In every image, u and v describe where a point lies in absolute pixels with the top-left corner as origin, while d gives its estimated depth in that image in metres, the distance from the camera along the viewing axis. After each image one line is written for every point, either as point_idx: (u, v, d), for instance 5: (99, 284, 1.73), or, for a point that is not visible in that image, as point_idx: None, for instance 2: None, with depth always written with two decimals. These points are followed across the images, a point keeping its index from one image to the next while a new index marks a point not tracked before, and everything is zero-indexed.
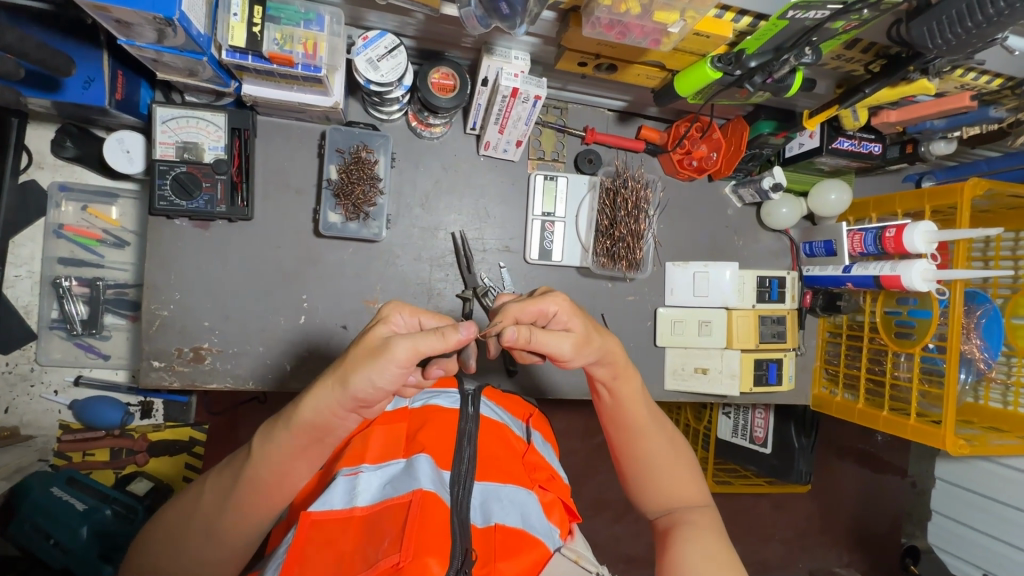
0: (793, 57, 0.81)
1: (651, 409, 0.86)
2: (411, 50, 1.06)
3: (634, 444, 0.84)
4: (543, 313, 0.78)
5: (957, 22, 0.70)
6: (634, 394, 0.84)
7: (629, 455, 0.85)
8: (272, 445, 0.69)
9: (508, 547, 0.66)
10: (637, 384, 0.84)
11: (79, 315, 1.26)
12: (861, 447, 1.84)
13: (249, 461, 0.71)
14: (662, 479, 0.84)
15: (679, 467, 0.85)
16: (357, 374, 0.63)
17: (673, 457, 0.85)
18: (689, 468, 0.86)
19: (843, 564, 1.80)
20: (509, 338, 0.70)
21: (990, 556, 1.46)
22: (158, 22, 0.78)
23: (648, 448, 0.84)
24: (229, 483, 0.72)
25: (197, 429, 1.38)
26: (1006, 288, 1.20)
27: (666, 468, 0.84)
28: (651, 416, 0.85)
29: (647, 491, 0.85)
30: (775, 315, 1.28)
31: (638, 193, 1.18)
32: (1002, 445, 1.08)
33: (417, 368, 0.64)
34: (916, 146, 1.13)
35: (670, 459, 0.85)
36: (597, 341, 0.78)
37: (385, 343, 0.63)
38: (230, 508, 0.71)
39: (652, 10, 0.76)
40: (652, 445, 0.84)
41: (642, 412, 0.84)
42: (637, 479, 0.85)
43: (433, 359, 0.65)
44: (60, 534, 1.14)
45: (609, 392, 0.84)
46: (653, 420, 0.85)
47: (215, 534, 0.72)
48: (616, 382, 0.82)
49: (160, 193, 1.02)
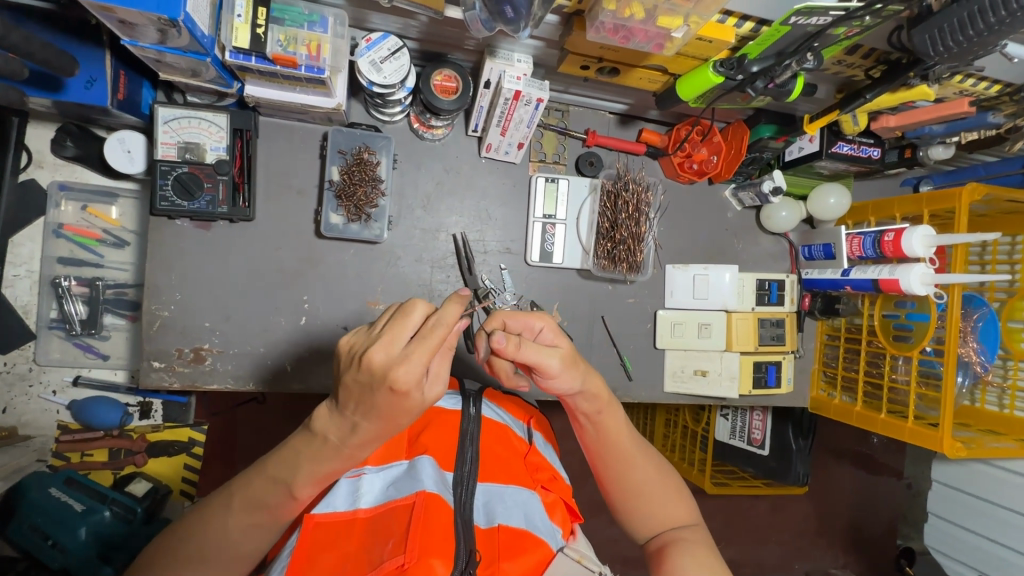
0: (795, 62, 0.81)
1: (636, 438, 0.86)
2: (413, 52, 1.06)
3: (621, 476, 0.84)
4: (530, 327, 0.79)
5: (959, 29, 0.71)
6: (617, 426, 0.84)
7: (617, 487, 0.85)
8: (314, 475, 0.69)
9: (511, 548, 0.66)
10: (617, 416, 0.84)
11: (78, 315, 1.26)
12: (857, 449, 1.85)
13: (279, 486, 0.70)
14: (652, 508, 0.84)
15: (668, 493, 0.85)
16: (382, 410, 0.63)
17: (662, 485, 0.85)
18: (679, 493, 0.86)
19: (839, 565, 1.81)
20: (499, 345, 0.72)
21: (986, 558, 1.47)
22: (162, 23, 0.77)
23: (635, 478, 0.84)
24: (251, 506, 0.71)
25: (197, 430, 1.37)
26: (1002, 292, 1.21)
27: (655, 497, 0.84)
28: (635, 446, 0.85)
29: (638, 521, 0.85)
30: (774, 318, 1.29)
31: (639, 196, 1.18)
32: (998, 447, 1.08)
33: (435, 386, 0.64)
34: (915, 150, 1.16)
35: (658, 487, 0.85)
36: (580, 367, 0.79)
37: (402, 384, 0.60)
38: (257, 527, 0.72)
39: (656, 15, 0.76)
40: (639, 475, 0.84)
41: (626, 442, 0.84)
42: (627, 510, 0.85)
43: (442, 366, 0.64)
44: (60, 535, 1.13)
45: (592, 425, 0.84)
46: (638, 449, 0.85)
47: (235, 551, 0.72)
48: (599, 413, 0.82)
49: (161, 193, 1.01)
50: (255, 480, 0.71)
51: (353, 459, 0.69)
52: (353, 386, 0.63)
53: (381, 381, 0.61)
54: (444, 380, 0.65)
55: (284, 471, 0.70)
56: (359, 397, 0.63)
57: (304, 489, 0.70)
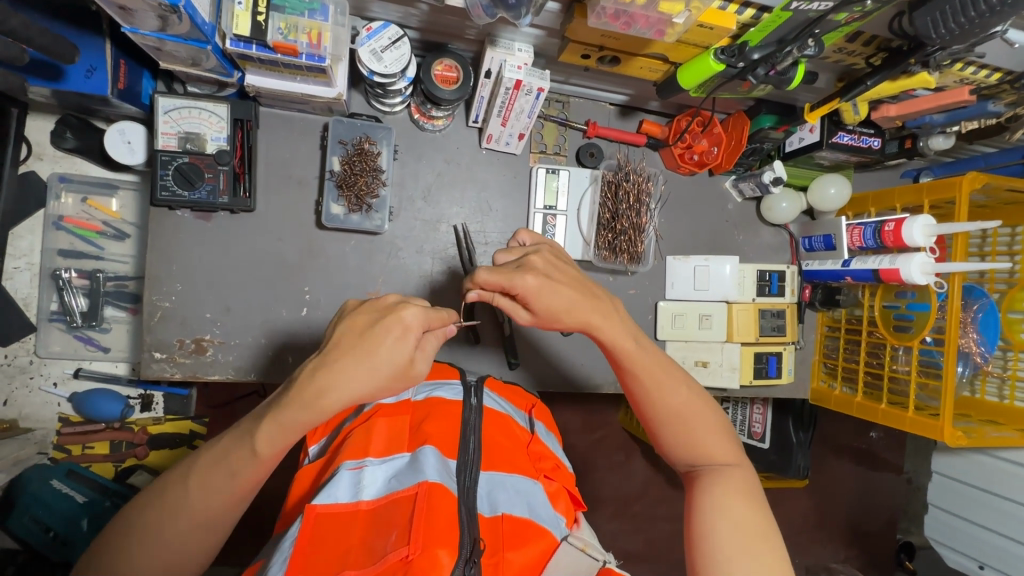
0: (795, 49, 0.82)
1: (663, 363, 0.86)
2: (414, 42, 1.06)
3: (650, 402, 0.85)
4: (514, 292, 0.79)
5: (959, 12, 0.71)
6: (638, 350, 0.84)
7: (648, 414, 0.85)
8: (272, 429, 0.70)
9: (516, 537, 0.66)
10: (635, 337, 0.85)
11: (79, 307, 1.26)
12: (858, 443, 1.85)
13: (243, 440, 0.71)
14: (686, 434, 0.84)
15: (701, 421, 0.84)
16: (375, 345, 0.68)
17: (695, 412, 0.84)
18: (715, 419, 0.85)
19: (840, 559, 1.82)
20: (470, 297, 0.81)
21: (986, 549, 1.48)
22: (163, 9, 0.77)
23: (664, 405, 0.84)
24: (216, 461, 0.72)
25: (198, 422, 1.36)
26: (1003, 282, 1.21)
27: (687, 424, 0.84)
28: (662, 370, 0.85)
29: (674, 449, 0.85)
30: (775, 309, 1.29)
31: (640, 186, 1.19)
32: (998, 436, 1.09)
33: (422, 359, 0.72)
34: (915, 141, 1.14)
35: (691, 413, 0.84)
36: (582, 311, 0.81)
37: (406, 320, 0.69)
38: (220, 489, 0.71)
39: (657, 1, 0.76)
40: (668, 401, 0.84)
41: (651, 367, 0.84)
42: (662, 437, 0.86)
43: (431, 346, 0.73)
44: (59, 526, 1.14)
45: (612, 351, 0.85)
46: (666, 373, 0.85)
47: (201, 513, 0.72)
48: (614, 339, 0.83)
49: (162, 183, 1.01)
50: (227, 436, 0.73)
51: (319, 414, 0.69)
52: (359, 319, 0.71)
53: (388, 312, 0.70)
54: (428, 360, 0.73)
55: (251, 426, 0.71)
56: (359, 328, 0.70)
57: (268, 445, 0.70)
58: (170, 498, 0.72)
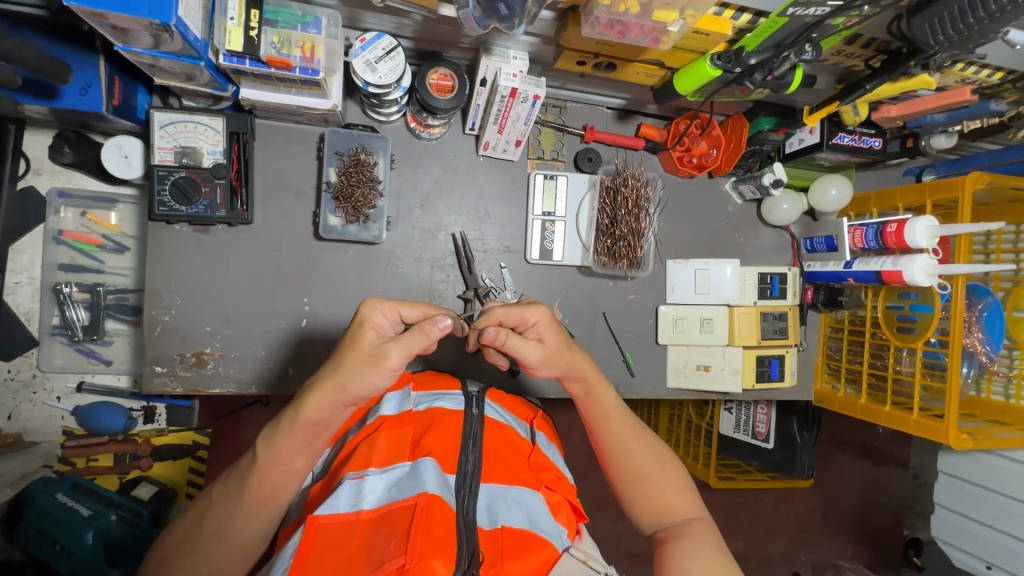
0: (793, 53, 0.80)
1: (632, 422, 0.87)
2: (409, 51, 1.06)
3: (620, 458, 0.85)
4: (524, 320, 0.80)
5: (957, 19, 0.70)
6: (610, 405, 0.86)
7: (617, 471, 0.85)
8: (272, 440, 0.71)
9: (516, 548, 0.66)
10: (609, 392, 0.87)
11: (80, 321, 1.26)
12: (864, 440, 1.84)
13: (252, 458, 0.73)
14: (653, 493, 0.83)
15: (669, 479, 0.84)
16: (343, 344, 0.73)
17: (662, 472, 0.85)
18: (681, 479, 0.86)
19: (847, 556, 1.81)
20: (487, 337, 0.75)
21: (993, 548, 1.47)
22: (155, 28, 0.77)
23: (634, 461, 0.84)
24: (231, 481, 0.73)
25: (202, 433, 1.38)
26: (1007, 282, 1.19)
27: (655, 482, 0.84)
28: (631, 427, 0.86)
29: (642, 509, 0.84)
30: (777, 312, 1.28)
31: (638, 191, 1.18)
32: (1004, 438, 1.07)
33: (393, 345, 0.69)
34: (917, 140, 1.13)
35: (659, 471, 0.85)
36: (569, 361, 0.82)
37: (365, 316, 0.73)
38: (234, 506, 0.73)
39: (651, 10, 0.76)
40: (637, 457, 0.85)
41: (620, 421, 0.86)
42: (630, 497, 0.84)
43: (409, 338, 0.70)
44: (65, 538, 1.14)
45: (585, 403, 0.86)
46: (635, 431, 0.86)
47: (223, 534, 0.73)
48: (590, 391, 0.85)
49: (159, 198, 1.02)
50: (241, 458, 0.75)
51: (312, 418, 0.70)
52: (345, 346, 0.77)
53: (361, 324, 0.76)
54: (406, 348, 0.69)
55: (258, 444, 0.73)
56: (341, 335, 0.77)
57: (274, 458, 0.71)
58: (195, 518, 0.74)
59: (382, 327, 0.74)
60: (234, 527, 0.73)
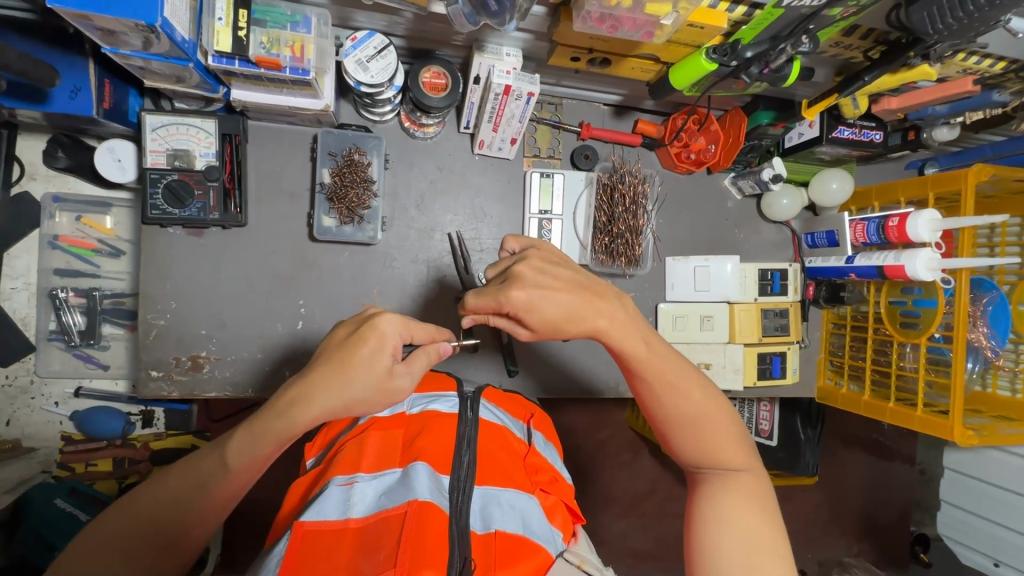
0: (790, 46, 0.79)
1: (676, 367, 0.76)
2: (401, 49, 1.05)
3: (661, 408, 0.76)
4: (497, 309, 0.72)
5: (956, 8, 0.68)
6: (645, 352, 0.74)
7: (658, 419, 0.77)
8: (248, 440, 0.70)
9: (509, 555, 0.64)
10: (643, 337, 0.75)
11: (77, 325, 1.26)
12: (869, 436, 1.82)
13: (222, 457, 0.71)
14: (705, 445, 0.76)
15: (721, 431, 0.77)
16: (348, 356, 0.69)
17: (710, 420, 0.76)
18: (731, 427, 0.78)
19: (853, 553, 1.79)
20: (463, 325, 0.75)
21: (1000, 545, 1.45)
22: (142, 30, 0.77)
23: (677, 411, 0.76)
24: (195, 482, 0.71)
25: (200, 436, 1.36)
26: (1012, 275, 1.17)
27: (700, 433, 0.76)
28: (675, 375, 0.76)
29: (684, 454, 0.78)
30: (778, 308, 1.26)
31: (636, 188, 1.17)
32: (1011, 434, 1.06)
33: (404, 374, 0.71)
34: (918, 132, 1.11)
35: (704, 420, 0.76)
36: (585, 317, 0.72)
37: (375, 331, 0.70)
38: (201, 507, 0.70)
39: (644, 3, 0.74)
40: (681, 406, 0.76)
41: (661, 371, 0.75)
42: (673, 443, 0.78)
43: (416, 365, 0.72)
44: (65, 544, 1.12)
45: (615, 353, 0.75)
46: (679, 378, 0.76)
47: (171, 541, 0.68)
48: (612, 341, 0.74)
49: (152, 202, 1.01)
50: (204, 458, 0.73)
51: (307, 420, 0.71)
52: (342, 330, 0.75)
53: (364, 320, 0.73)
54: (414, 377, 0.72)
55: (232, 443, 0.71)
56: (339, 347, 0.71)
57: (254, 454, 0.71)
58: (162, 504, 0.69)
59: (389, 342, 0.71)
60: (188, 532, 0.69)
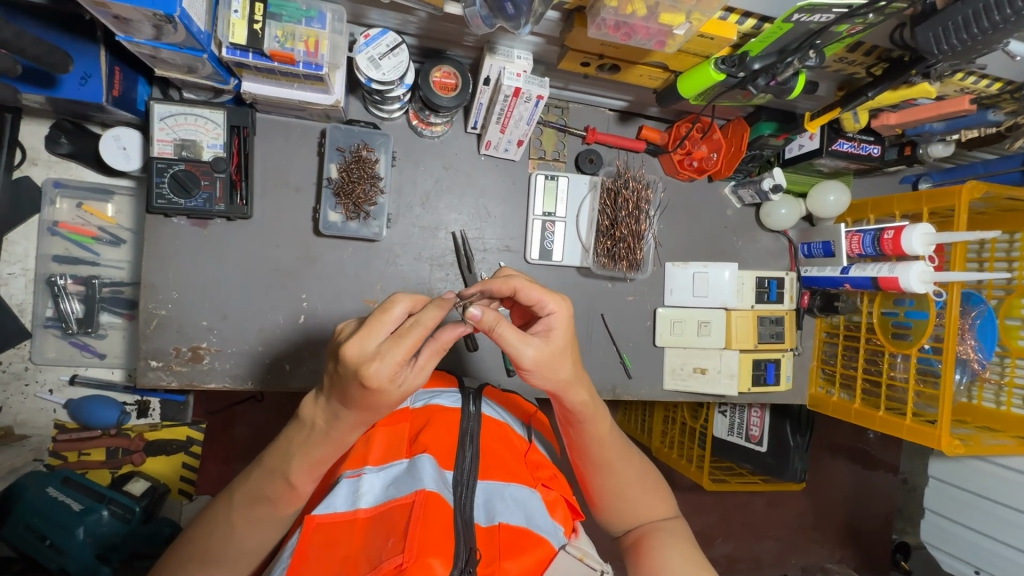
0: (796, 60, 0.80)
1: (618, 440, 0.85)
2: (413, 49, 1.06)
3: (604, 477, 0.84)
4: (541, 305, 0.73)
5: (962, 28, 0.71)
6: (603, 430, 0.81)
7: (599, 488, 0.85)
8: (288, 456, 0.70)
9: (512, 546, 0.66)
10: (596, 416, 0.80)
11: (74, 313, 1.26)
12: (856, 445, 1.86)
13: (274, 478, 0.70)
14: (632, 505, 0.85)
15: (648, 490, 0.86)
16: (358, 401, 0.62)
17: (643, 482, 0.86)
18: (655, 486, 0.87)
19: (835, 558, 1.83)
20: (473, 314, 0.68)
21: (980, 554, 1.48)
22: (157, 19, 0.77)
23: (618, 481, 0.84)
24: (253, 499, 0.72)
25: (195, 428, 1.40)
26: (1000, 290, 1.21)
27: (636, 495, 0.85)
28: (618, 447, 0.84)
29: (617, 515, 0.86)
30: (774, 316, 1.28)
31: (639, 194, 1.19)
32: (995, 444, 1.08)
33: (414, 376, 0.63)
34: (915, 148, 1.14)
35: (639, 484, 0.85)
36: (556, 368, 0.72)
37: (373, 381, 0.59)
38: (258, 522, 0.73)
39: (658, 13, 0.76)
40: (623, 476, 0.84)
41: (611, 446, 0.83)
42: (607, 509, 0.86)
43: (426, 360, 0.64)
44: (56, 534, 1.15)
45: (575, 430, 0.81)
46: (621, 450, 0.84)
47: (243, 547, 0.74)
48: (582, 421, 0.79)
49: (158, 191, 1.01)
50: (254, 473, 0.73)
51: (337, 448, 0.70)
52: (337, 376, 0.63)
53: (354, 374, 0.60)
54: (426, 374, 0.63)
55: (278, 462, 0.71)
56: (339, 386, 0.63)
57: (299, 481, 0.71)
58: (224, 512, 0.73)
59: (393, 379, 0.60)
60: (255, 538, 0.74)
